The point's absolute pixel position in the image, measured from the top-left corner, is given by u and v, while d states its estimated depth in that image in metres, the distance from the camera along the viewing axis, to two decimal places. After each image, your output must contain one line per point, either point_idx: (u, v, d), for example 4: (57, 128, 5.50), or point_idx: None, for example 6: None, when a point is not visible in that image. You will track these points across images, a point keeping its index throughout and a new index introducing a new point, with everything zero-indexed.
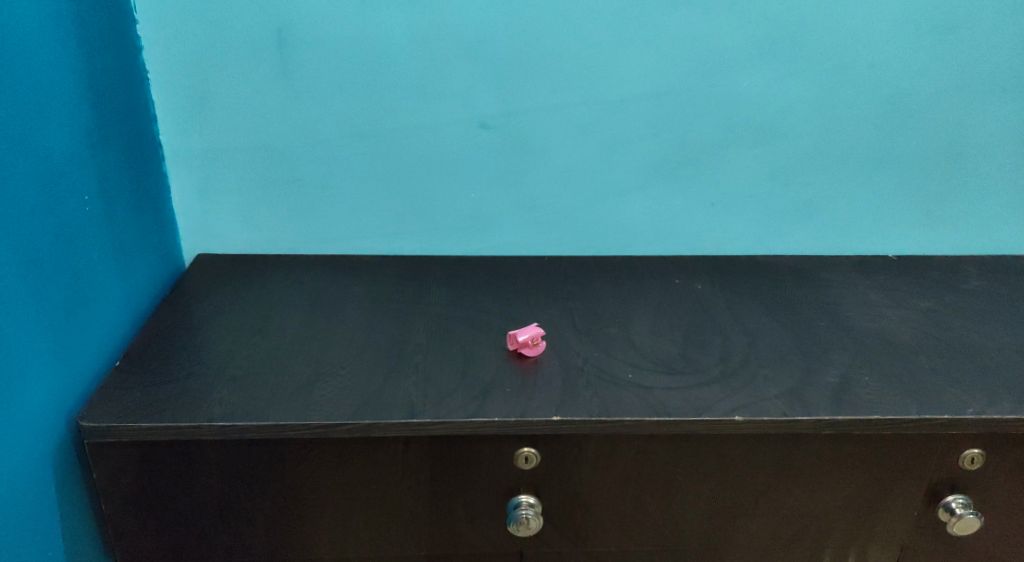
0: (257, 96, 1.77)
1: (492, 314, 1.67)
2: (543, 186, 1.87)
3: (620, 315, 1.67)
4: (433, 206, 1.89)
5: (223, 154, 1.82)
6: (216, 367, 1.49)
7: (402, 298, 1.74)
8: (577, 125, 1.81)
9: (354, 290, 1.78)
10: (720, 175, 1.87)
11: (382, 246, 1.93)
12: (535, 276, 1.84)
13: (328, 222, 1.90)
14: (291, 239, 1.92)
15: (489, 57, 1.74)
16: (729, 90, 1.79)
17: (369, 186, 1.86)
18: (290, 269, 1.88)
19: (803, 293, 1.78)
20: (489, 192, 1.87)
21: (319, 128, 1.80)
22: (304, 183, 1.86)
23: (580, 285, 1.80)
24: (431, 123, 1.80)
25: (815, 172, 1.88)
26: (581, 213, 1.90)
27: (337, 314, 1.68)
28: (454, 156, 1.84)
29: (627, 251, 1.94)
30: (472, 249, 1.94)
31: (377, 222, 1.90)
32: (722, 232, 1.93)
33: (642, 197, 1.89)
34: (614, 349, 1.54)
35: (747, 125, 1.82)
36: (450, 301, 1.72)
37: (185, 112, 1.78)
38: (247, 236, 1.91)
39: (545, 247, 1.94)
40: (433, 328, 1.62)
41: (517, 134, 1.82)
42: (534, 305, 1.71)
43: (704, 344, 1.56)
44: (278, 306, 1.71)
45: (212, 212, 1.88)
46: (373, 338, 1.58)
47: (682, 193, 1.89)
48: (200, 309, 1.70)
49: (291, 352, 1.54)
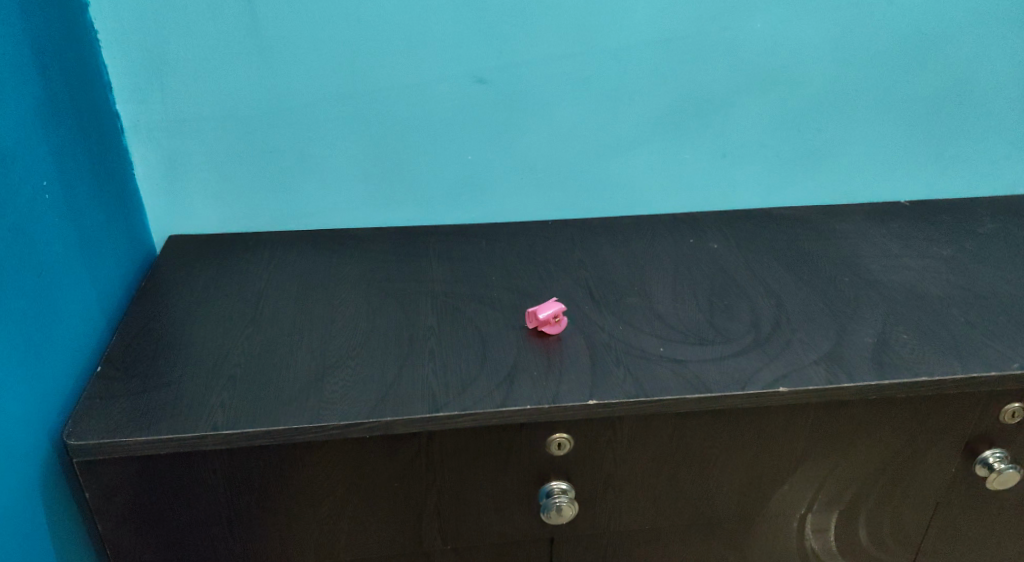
0: (225, 59, 1.61)
1: (502, 290, 1.57)
2: (544, 145, 1.75)
3: (637, 283, 1.58)
4: (427, 173, 1.76)
5: (193, 126, 1.67)
6: (211, 366, 1.37)
7: (402, 276, 1.62)
8: (577, 78, 1.69)
9: (348, 270, 1.65)
10: (729, 125, 1.77)
11: (372, 218, 1.80)
12: (539, 244, 1.74)
13: (313, 195, 1.76)
14: (272, 215, 1.78)
15: (482, 7, 1.61)
16: (739, 32, 1.68)
17: (355, 154, 1.73)
18: (274, 249, 1.74)
19: (820, 247, 1.71)
20: (486, 154, 1.75)
21: (300, 92, 1.66)
22: (285, 154, 1.71)
23: (588, 252, 1.70)
24: (420, 82, 1.67)
25: (827, 117, 1.79)
26: (582, 172, 1.79)
27: (335, 298, 1.56)
28: (447, 117, 1.70)
29: (631, 210, 1.85)
30: (468, 217, 1.82)
31: (366, 192, 1.77)
32: (730, 184, 1.84)
33: (647, 152, 1.79)
34: (638, 322, 1.46)
35: (757, 70, 1.72)
36: (455, 277, 1.61)
37: (147, 80, 1.61)
38: (225, 214, 1.77)
39: (546, 211, 1.83)
40: (442, 310, 1.51)
41: (515, 90, 1.69)
42: (544, 276, 1.61)
43: (731, 310, 1.48)
44: (269, 293, 1.58)
45: (185, 190, 1.73)
46: (379, 323, 1.47)
47: (689, 146, 1.79)
48: (182, 301, 1.57)
49: (292, 344, 1.42)
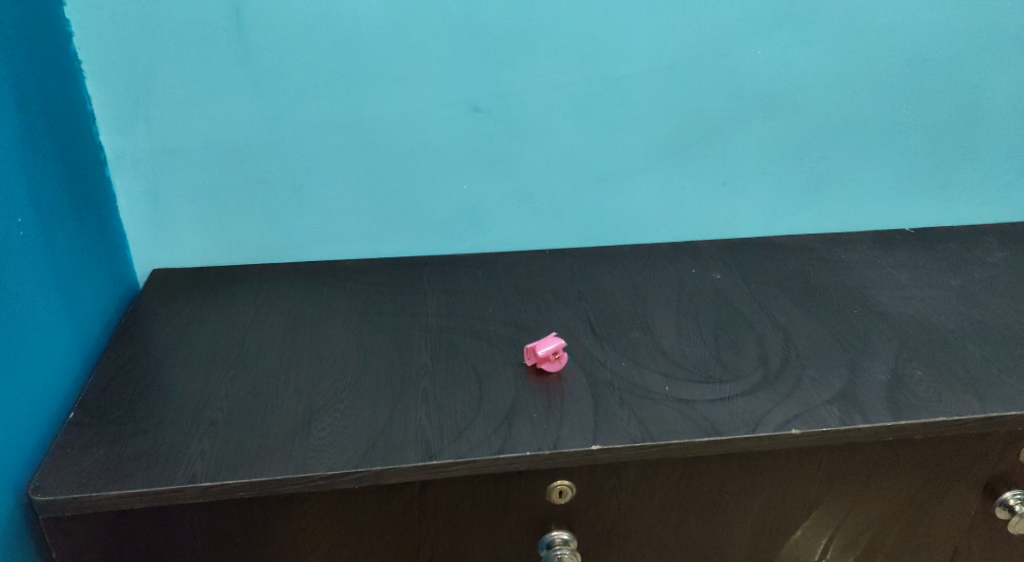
0: (213, 89, 1.55)
1: (498, 325, 1.50)
2: (540, 173, 1.69)
3: (639, 316, 1.52)
4: (419, 203, 1.70)
5: (177, 156, 1.60)
6: (192, 411, 1.30)
7: (393, 311, 1.55)
8: (575, 105, 1.64)
9: (337, 304, 1.58)
10: (731, 151, 1.72)
11: (363, 249, 1.73)
12: (536, 275, 1.67)
13: (301, 226, 1.69)
14: (259, 248, 1.71)
15: (476, 34, 1.55)
16: (741, 58, 1.63)
17: (345, 184, 1.66)
18: (260, 282, 1.67)
19: (826, 277, 1.65)
20: (481, 183, 1.69)
21: (289, 121, 1.59)
22: (273, 184, 1.65)
23: (586, 282, 1.64)
24: (413, 111, 1.61)
25: (831, 143, 1.73)
26: (581, 201, 1.73)
27: (324, 334, 1.49)
28: (440, 146, 1.64)
29: (631, 239, 1.79)
30: (462, 247, 1.75)
31: (356, 223, 1.70)
32: (732, 213, 1.78)
33: (647, 180, 1.73)
34: (642, 358, 1.39)
35: (759, 96, 1.67)
36: (448, 311, 1.55)
37: (131, 110, 1.55)
38: (209, 246, 1.70)
39: (542, 240, 1.77)
40: (435, 346, 1.44)
41: (510, 118, 1.63)
42: (541, 309, 1.55)
43: (738, 346, 1.42)
44: (255, 330, 1.51)
45: (168, 222, 1.66)
46: (370, 362, 1.40)
47: (689, 174, 1.73)
48: (163, 339, 1.49)
49: (278, 385, 1.35)
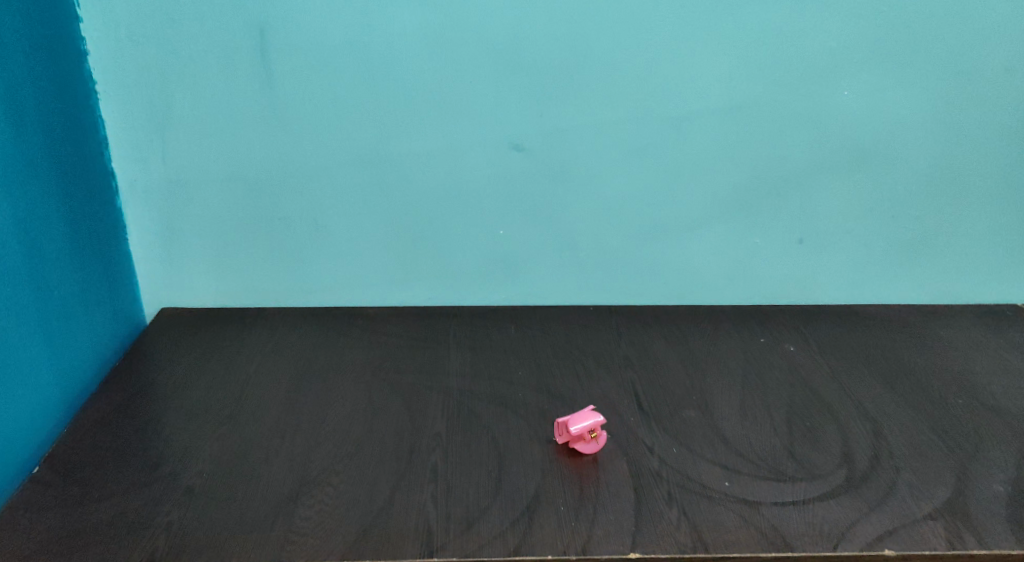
0: (233, 116, 1.40)
1: (531, 392, 1.30)
2: (590, 223, 1.50)
3: (696, 392, 1.30)
4: (452, 250, 1.52)
5: (192, 187, 1.45)
6: (167, 474, 1.12)
7: (412, 368, 1.37)
8: (630, 148, 1.44)
9: (352, 356, 1.41)
10: (811, 208, 1.49)
11: (389, 297, 1.56)
12: (579, 335, 1.47)
13: (321, 269, 1.53)
14: (275, 291, 1.55)
15: (521, 63, 1.38)
16: (825, 101, 1.41)
17: (372, 226, 1.49)
18: (273, 327, 1.50)
19: (923, 357, 1.40)
20: (523, 231, 1.50)
21: (312, 155, 1.44)
22: (293, 222, 1.48)
23: (637, 347, 1.43)
24: (448, 148, 1.44)
25: (930, 203, 1.49)
26: (635, 255, 1.53)
27: (332, 390, 1.31)
28: (477, 188, 1.47)
29: (691, 301, 1.57)
30: (499, 300, 1.57)
31: (382, 267, 1.53)
32: (809, 277, 1.55)
33: (713, 234, 1.51)
34: (698, 446, 1.17)
35: (844, 145, 1.44)
36: (474, 373, 1.35)
37: (145, 135, 1.41)
38: (223, 285, 1.54)
39: (590, 297, 1.56)
40: (455, 414, 1.25)
41: (557, 159, 1.45)
42: (582, 376, 1.34)
43: (817, 439, 1.19)
44: (257, 382, 1.33)
45: (180, 259, 1.51)
46: (378, 428, 1.21)
47: (761, 230, 1.50)
48: (156, 386, 1.33)
49: (269, 449, 1.17)
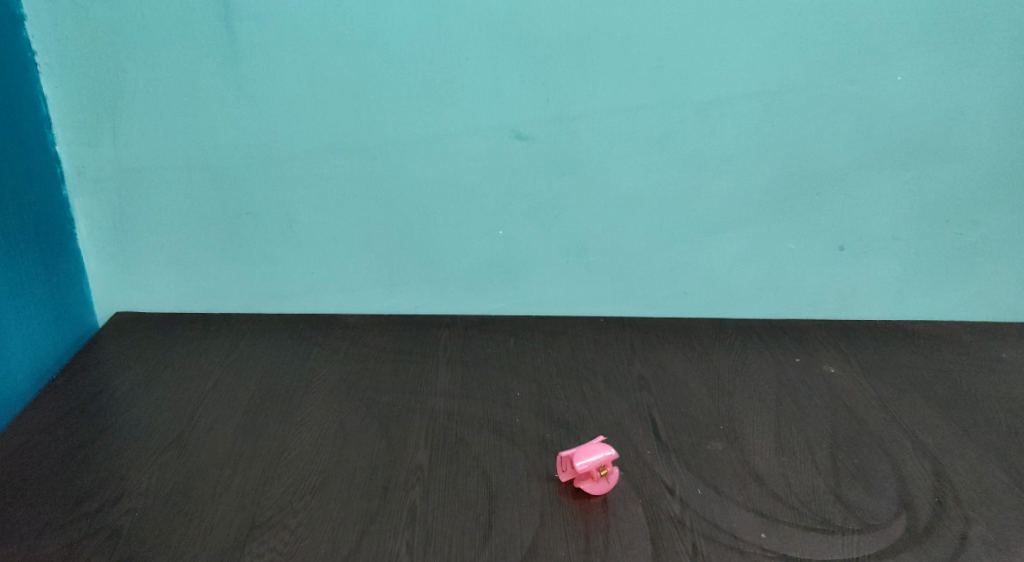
0: (194, 93, 1.20)
1: (529, 418, 1.12)
2: (602, 224, 1.31)
3: (722, 420, 1.12)
4: (443, 252, 1.33)
5: (145, 174, 1.26)
6: (91, 511, 0.94)
7: (393, 386, 1.18)
8: (650, 138, 1.24)
9: (325, 370, 1.22)
10: (855, 210, 1.30)
11: (372, 303, 1.38)
12: (586, 351, 1.29)
13: (296, 271, 1.34)
14: (244, 294, 1.36)
15: (523, 37, 1.17)
16: (876, 87, 1.21)
17: (351, 223, 1.30)
18: (238, 335, 1.32)
19: (983, 383, 1.21)
20: (524, 231, 1.31)
21: (283, 140, 1.24)
22: (264, 217, 1.29)
23: (653, 365, 1.25)
24: (440, 134, 1.24)
25: (993, 206, 1.29)
26: (652, 261, 1.34)
27: (298, 410, 1.12)
28: (472, 181, 1.27)
29: (714, 313, 1.39)
30: (497, 309, 1.38)
31: (363, 270, 1.34)
32: (850, 288, 1.36)
33: (742, 238, 1.32)
34: (727, 486, 1.00)
35: (897, 139, 1.24)
36: (465, 393, 1.17)
37: (94, 115, 1.21)
38: (184, 287, 1.35)
39: (599, 306, 1.38)
40: (440, 444, 1.06)
41: (565, 150, 1.25)
42: (590, 400, 1.16)
43: (867, 478, 1.01)
44: (214, 399, 1.15)
45: (136, 257, 1.32)
46: (349, 459, 1.03)
47: (797, 235, 1.31)
48: (96, 402, 1.15)
49: (217, 482, 0.99)
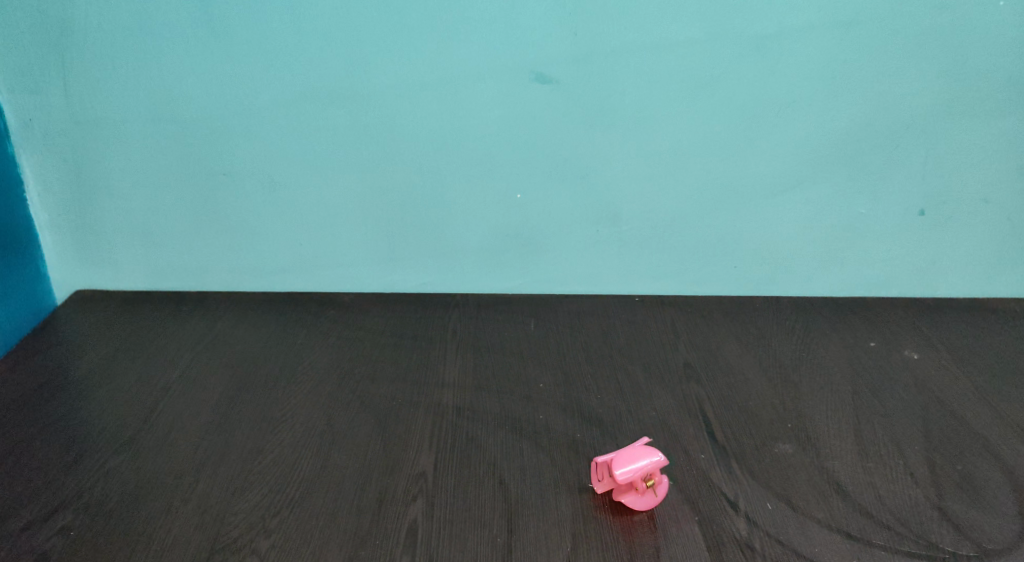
0: (156, 29, 1.01)
1: (555, 415, 0.93)
2: (639, 186, 1.11)
3: (789, 417, 0.93)
4: (452, 221, 1.14)
5: (102, 127, 1.07)
6: (17, 529, 0.76)
7: (393, 375, 1.00)
8: (697, 81, 1.04)
9: (313, 355, 1.04)
10: (941, 168, 1.09)
11: (371, 280, 1.19)
12: (621, 335, 1.10)
13: (282, 242, 1.15)
14: (223, 268, 1.18)
15: None
16: (973, 17, 1.00)
17: (345, 185, 1.11)
18: (215, 315, 1.13)
19: None
20: (548, 194, 1.12)
21: (263, 86, 1.04)
22: (243, 179, 1.10)
23: (701, 351, 1.05)
24: (446, 78, 1.04)
25: None
26: (698, 229, 1.14)
27: (278, 404, 0.94)
28: (487, 135, 1.08)
29: (769, 290, 1.19)
30: (517, 286, 1.20)
31: (360, 241, 1.15)
32: (929, 260, 1.16)
33: (804, 202, 1.12)
34: (803, 500, 0.81)
35: (995, 81, 1.03)
36: (479, 385, 0.98)
37: (39, 57, 1.02)
38: (154, 260, 1.17)
39: (634, 283, 1.19)
40: (448, 447, 0.88)
41: (596, 97, 1.05)
42: (628, 393, 0.97)
43: (977, 492, 0.82)
44: (179, 389, 0.96)
45: (97, 225, 1.14)
46: (336, 464, 0.84)
47: (870, 197, 1.11)
48: (39, 391, 0.96)
49: (174, 492, 0.80)
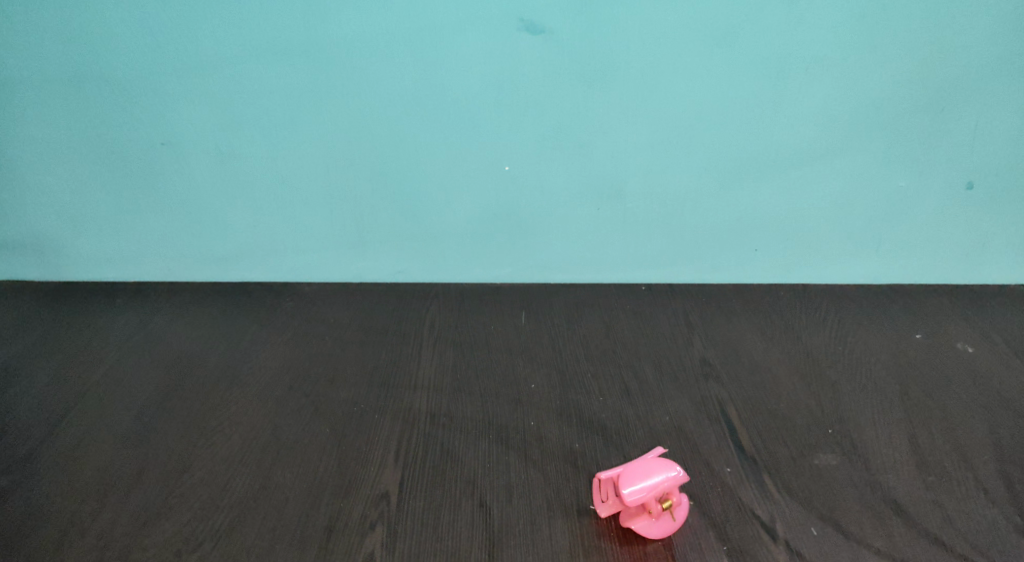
0: None
1: (549, 421, 0.78)
2: (646, 157, 0.96)
3: (829, 422, 0.77)
4: (430, 200, 0.98)
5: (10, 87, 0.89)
6: None
7: (356, 377, 0.84)
8: (716, 31, 0.88)
9: (264, 353, 0.88)
10: (1001, 134, 0.93)
11: (336, 267, 1.03)
12: (626, 329, 0.94)
13: (230, 224, 0.99)
14: (162, 254, 1.01)
15: None
16: None
17: (303, 160, 0.94)
18: (153, 308, 0.97)
19: None
20: (540, 167, 0.96)
21: (201, 37, 0.87)
22: (184, 150, 0.93)
23: (720, 346, 0.90)
24: (420, 27, 0.87)
25: None
26: (713, 205, 0.99)
27: (214, 410, 0.78)
28: (470, 97, 0.91)
29: (792, 275, 1.04)
30: (505, 275, 1.04)
31: (321, 222, 0.99)
32: (980, 241, 1.00)
33: (838, 174, 0.96)
34: (855, 524, 0.66)
35: None
36: (458, 387, 0.83)
37: None
38: (84, 247, 1.00)
39: (639, 268, 1.04)
40: (417, 461, 0.72)
41: (597, 52, 0.89)
42: (634, 395, 0.82)
43: None
44: (97, 394, 0.80)
45: (13, 205, 0.97)
46: (277, 481, 0.69)
47: (913, 168, 0.96)
48: None
49: (70, 521, 0.65)
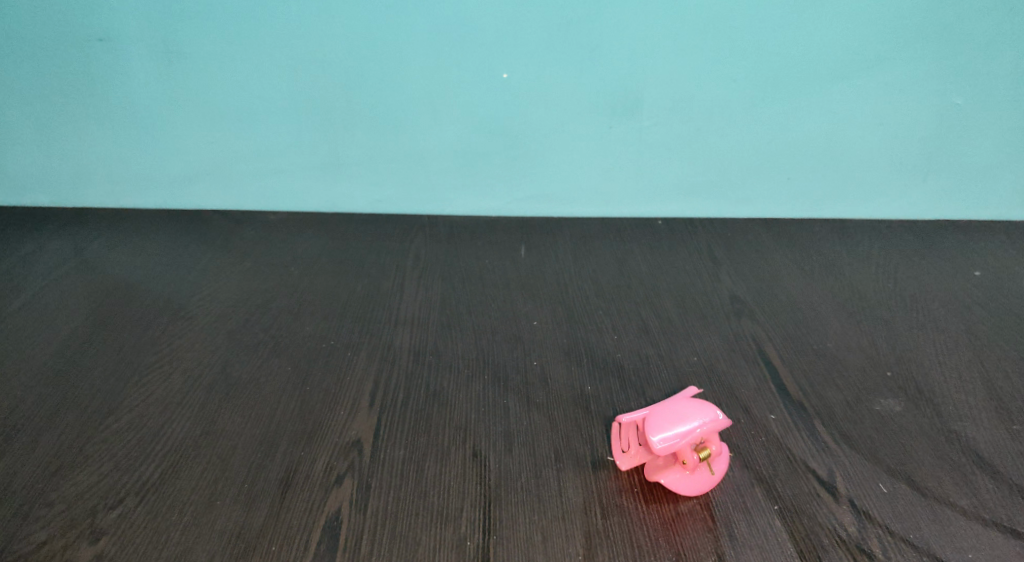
0: None
1: (553, 361, 0.69)
2: (662, 65, 0.84)
3: (888, 362, 0.70)
4: (418, 115, 0.86)
5: None
6: None
7: (321, 309, 0.76)
8: None
9: (216, 281, 0.80)
10: None
11: (312, 191, 0.92)
12: (641, 265, 0.84)
13: (184, 139, 0.88)
14: (105, 172, 0.91)
15: None
16: None
17: (267, 61, 0.83)
18: (92, 234, 0.88)
19: None
20: (542, 77, 0.84)
21: None
22: (122, 46, 0.82)
23: (753, 283, 0.81)
24: None
25: None
26: (741, 123, 0.88)
27: (154, 340, 0.71)
28: None
29: (819, 210, 0.94)
30: (507, 206, 0.94)
31: (291, 138, 0.88)
32: None
33: (883, 86, 0.85)
34: (931, 479, 0.59)
35: None
36: (446, 322, 0.74)
37: None
38: (11, 165, 0.90)
39: (652, 201, 0.93)
40: (396, 405, 0.65)
41: None
42: (655, 334, 0.73)
43: None
44: (21, 318, 0.73)
45: None
46: (224, 426, 0.63)
47: (969, 80, 0.84)
48: None
49: None
